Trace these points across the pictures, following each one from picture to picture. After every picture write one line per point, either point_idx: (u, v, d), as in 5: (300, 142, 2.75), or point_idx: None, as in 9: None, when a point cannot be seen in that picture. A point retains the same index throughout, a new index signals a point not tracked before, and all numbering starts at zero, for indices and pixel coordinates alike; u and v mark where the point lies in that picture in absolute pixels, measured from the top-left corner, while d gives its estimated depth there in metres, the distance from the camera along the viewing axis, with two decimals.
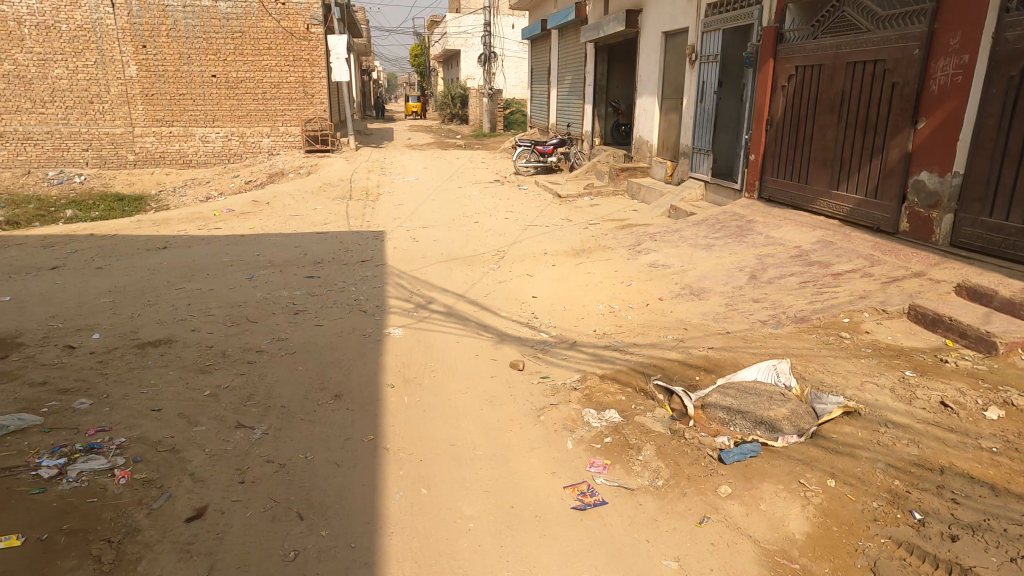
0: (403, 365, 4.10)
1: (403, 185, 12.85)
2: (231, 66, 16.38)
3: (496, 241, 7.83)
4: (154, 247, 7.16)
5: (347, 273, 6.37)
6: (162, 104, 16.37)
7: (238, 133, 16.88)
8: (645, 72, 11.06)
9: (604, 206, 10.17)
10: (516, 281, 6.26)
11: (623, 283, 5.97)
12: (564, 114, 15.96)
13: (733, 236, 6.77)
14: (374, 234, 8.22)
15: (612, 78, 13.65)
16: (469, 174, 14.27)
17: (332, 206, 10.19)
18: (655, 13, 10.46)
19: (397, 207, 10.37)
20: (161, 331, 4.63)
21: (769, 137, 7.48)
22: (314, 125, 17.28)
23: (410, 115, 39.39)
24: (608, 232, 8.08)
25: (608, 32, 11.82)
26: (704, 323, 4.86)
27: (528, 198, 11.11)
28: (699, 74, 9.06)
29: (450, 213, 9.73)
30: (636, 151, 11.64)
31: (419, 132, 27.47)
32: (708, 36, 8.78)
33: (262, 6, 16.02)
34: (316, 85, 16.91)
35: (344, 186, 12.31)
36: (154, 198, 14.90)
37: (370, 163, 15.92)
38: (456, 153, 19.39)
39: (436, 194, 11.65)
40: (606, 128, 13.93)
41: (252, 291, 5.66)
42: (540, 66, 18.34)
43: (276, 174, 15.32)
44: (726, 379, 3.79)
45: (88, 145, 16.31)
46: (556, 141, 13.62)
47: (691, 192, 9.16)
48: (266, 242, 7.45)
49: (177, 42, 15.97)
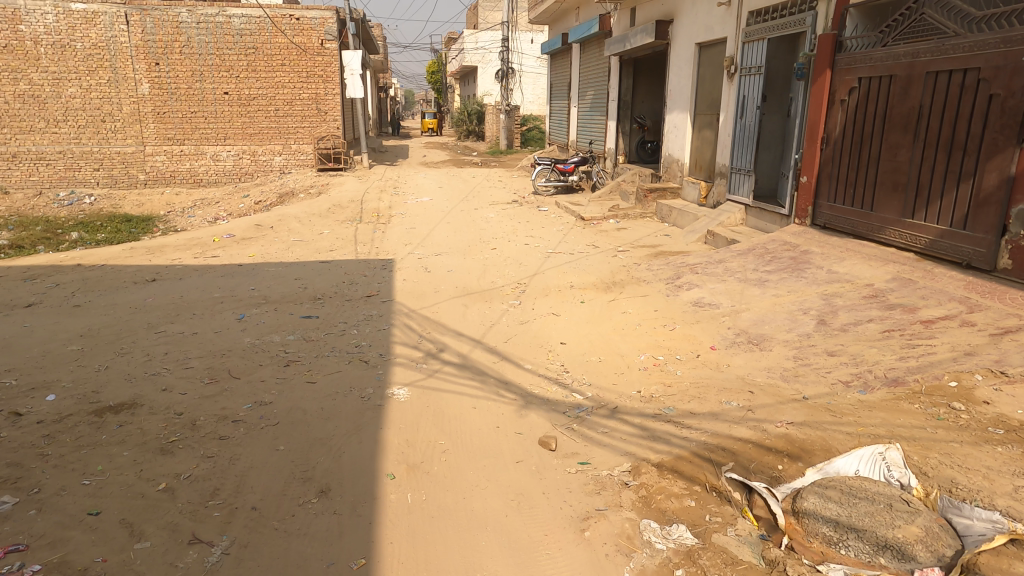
0: (408, 443, 3.34)
1: (417, 206, 12.21)
2: (244, 83, 16.01)
3: (516, 272, 7.07)
4: (143, 279, 6.53)
5: (348, 311, 5.66)
6: (174, 122, 16.04)
7: (249, 151, 16.47)
8: (675, 86, 10.32)
9: (632, 230, 9.39)
10: (540, 321, 5.49)
11: (664, 325, 5.17)
12: (586, 130, 15.26)
13: (788, 270, 5.94)
14: (383, 263, 7.52)
15: (638, 93, 12.93)
16: (486, 193, 13.62)
17: (340, 230, 9.55)
18: (688, 24, 9.76)
19: (409, 231, 9.70)
20: (127, 391, 3.92)
21: (824, 156, 6.68)
22: (327, 143, 16.70)
23: (425, 131, 39.17)
24: (640, 262, 7.30)
25: (634, 44, 11.15)
26: (771, 383, 4.03)
27: (549, 221, 10.38)
28: (739, 87, 8.30)
29: (466, 238, 9.02)
30: (665, 170, 10.88)
31: (434, 148, 27.05)
32: (750, 46, 8.03)
33: (276, 22, 15.66)
34: (329, 102, 16.46)
35: (355, 207, 11.70)
36: (162, 219, 14.50)
37: (383, 182, 15.38)
38: (472, 171, 18.80)
39: (451, 216, 10.97)
40: (631, 145, 13.19)
41: (241, 335, 4.96)
42: (559, 81, 17.74)
43: (286, 195, 14.84)
44: (819, 471, 2.94)
45: (99, 164, 16.02)
46: (578, 159, 12.93)
47: (730, 216, 8.36)
48: (263, 273, 6.79)
49: (190, 59, 15.68)
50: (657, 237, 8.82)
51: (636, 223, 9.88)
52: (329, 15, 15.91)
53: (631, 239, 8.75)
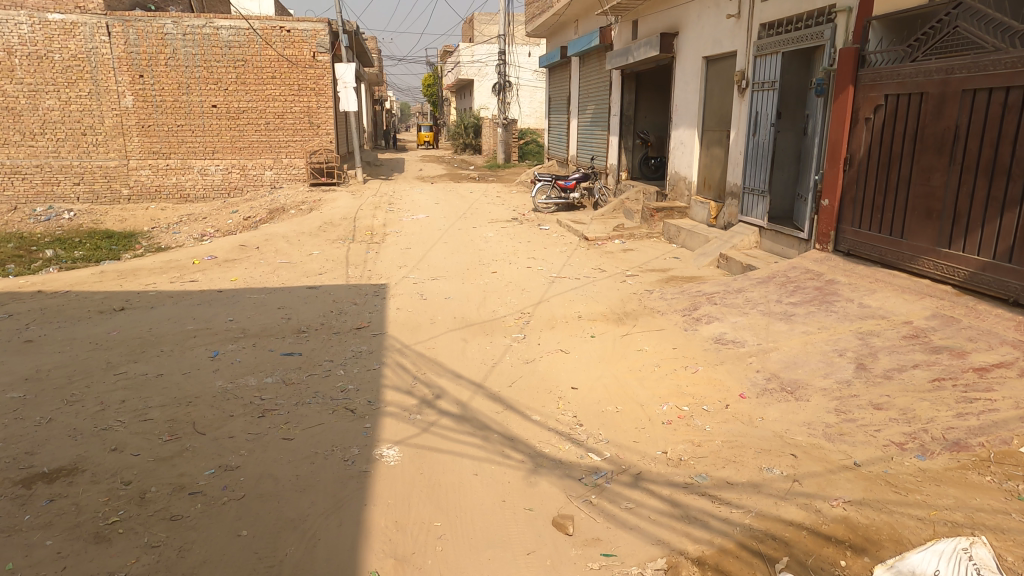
0: (398, 527, 2.81)
1: (412, 223, 11.79)
2: (233, 96, 15.60)
3: (517, 300, 6.56)
4: (111, 306, 6.05)
5: (334, 347, 5.14)
6: (159, 136, 15.65)
7: (239, 166, 16.06)
8: (682, 101, 9.88)
9: (639, 252, 8.92)
10: (547, 360, 4.98)
11: (683, 366, 4.67)
12: (587, 146, 14.86)
13: (815, 302, 5.45)
14: (375, 289, 7.01)
15: (641, 107, 12.51)
16: (483, 210, 13.20)
17: (329, 251, 9.08)
18: (694, 36, 9.31)
19: (403, 252, 9.21)
20: (68, 451, 3.39)
21: (848, 179, 6.18)
22: (319, 158, 16.38)
23: (422, 145, 38.93)
24: (650, 289, 6.83)
25: (637, 58, 10.76)
26: (814, 443, 3.50)
27: (551, 241, 9.93)
28: (752, 103, 7.85)
29: (462, 260, 8.54)
30: (671, 188, 10.44)
31: (431, 162, 26.71)
32: (763, 60, 7.57)
33: (266, 34, 15.29)
34: (321, 116, 16.08)
35: (347, 225, 11.28)
36: (146, 234, 14.18)
37: (377, 198, 14.95)
38: (469, 186, 18.39)
39: (447, 235, 10.52)
40: (634, 161, 12.77)
41: (212, 377, 4.43)
42: (559, 95, 17.38)
43: (276, 211, 14.43)
44: (889, 567, 2.39)
45: (79, 179, 15.64)
46: (580, 176, 12.53)
47: (744, 239, 7.94)
48: (244, 301, 6.29)
49: (176, 72, 15.27)
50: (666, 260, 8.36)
51: (643, 245, 9.43)
52: (321, 27, 15.55)
53: (639, 263, 8.28)
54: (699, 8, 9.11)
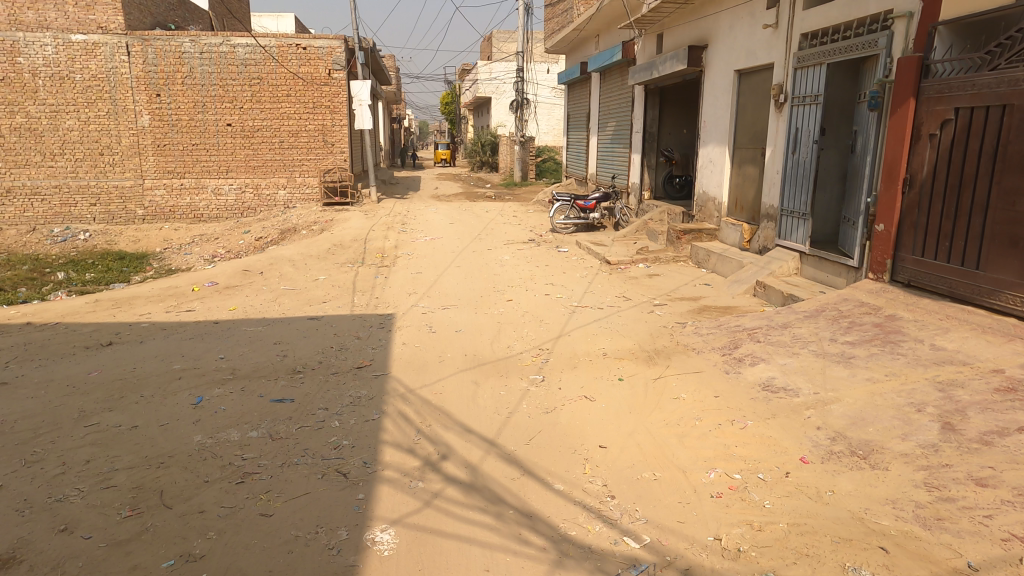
0: None
1: (424, 245, 11.32)
2: (248, 114, 15.43)
3: (535, 334, 5.97)
4: (98, 341, 5.60)
5: (330, 392, 4.60)
6: (174, 155, 15.48)
7: (252, 185, 15.83)
8: (711, 117, 9.32)
9: (666, 278, 8.29)
10: (569, 409, 4.37)
11: (728, 419, 4.02)
12: (607, 164, 14.34)
13: (876, 340, 4.74)
14: (381, 320, 6.48)
15: (664, 124, 11.99)
16: (500, 230, 12.71)
17: (336, 276, 8.63)
18: (725, 48, 8.78)
19: (414, 277, 8.71)
20: (7, 533, 2.86)
21: (908, 201, 5.51)
22: (333, 176, 16.09)
23: (438, 163, 38.86)
24: (683, 322, 6.20)
25: (663, 72, 10.24)
26: (905, 531, 2.81)
27: (571, 265, 9.35)
28: (792, 118, 7.27)
29: (476, 287, 8.00)
30: (699, 209, 9.83)
31: (446, 180, 26.40)
32: (805, 72, 7.00)
33: (282, 52, 15.15)
34: (336, 134, 15.83)
35: (357, 247, 10.86)
36: (158, 255, 13.97)
37: (391, 218, 14.57)
38: (485, 205, 17.95)
39: (461, 258, 10.02)
40: (657, 180, 12.20)
41: (191, 429, 3.91)
42: (578, 112, 16.94)
43: (288, 231, 14.21)
44: None
45: (96, 199, 15.47)
46: (600, 195, 12.01)
47: (782, 265, 7.29)
48: (239, 336, 5.81)
49: (193, 90, 15.14)
50: (695, 287, 7.72)
51: (669, 269, 8.80)
52: (337, 44, 15.35)
53: (668, 290, 7.65)
54: (731, 18, 8.60)
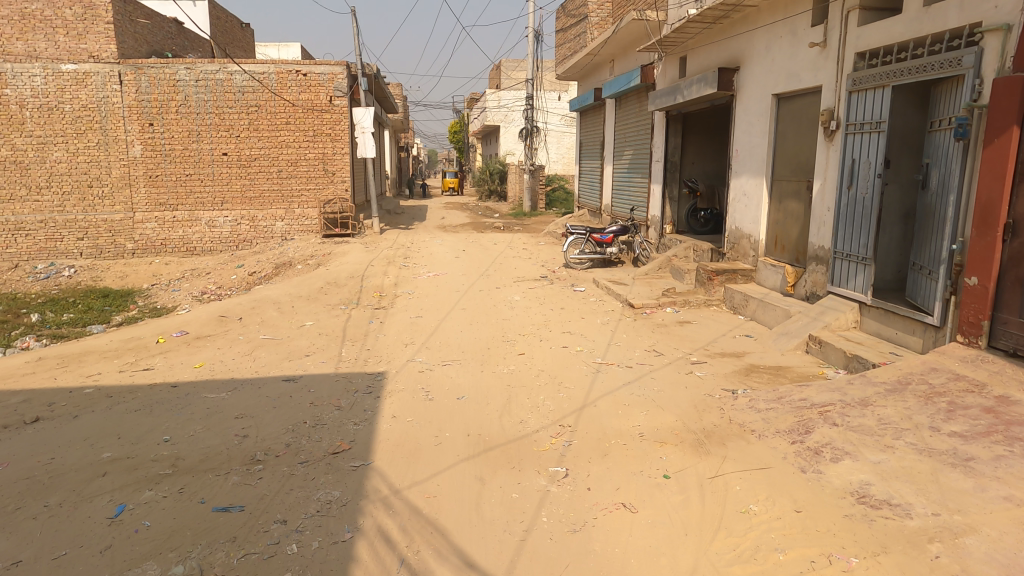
0: None
1: (426, 283, 10.45)
2: (244, 143, 14.94)
3: (552, 404, 4.91)
4: (23, 419, 4.68)
5: (292, 496, 3.57)
6: (167, 187, 15.01)
7: (248, 217, 15.36)
8: (746, 146, 8.43)
9: (700, 327, 7.27)
10: (604, 526, 3.29)
11: (821, 552, 2.96)
12: (624, 194, 13.47)
13: (997, 432, 3.65)
14: (370, 381, 5.48)
15: (687, 153, 11.13)
16: (508, 266, 11.83)
17: (324, 323, 7.73)
18: (762, 70, 7.93)
19: (411, 322, 7.78)
20: None
21: (1010, 250, 4.51)
22: (333, 207, 15.36)
23: (446, 191, 38.51)
24: (729, 389, 5.16)
25: (688, 96, 9.42)
26: None
27: (588, 307, 8.37)
28: (847, 148, 6.33)
29: (481, 334, 7.02)
30: (731, 246, 8.87)
31: (453, 209, 25.77)
32: (862, 96, 6.08)
33: (281, 79, 14.71)
34: (336, 163, 15.28)
35: (353, 285, 10.02)
36: (144, 292, 13.45)
37: (392, 251, 13.83)
38: (493, 235, 17.18)
39: (465, 298, 9.10)
40: (680, 213, 11.29)
41: (94, 565, 2.91)
42: (591, 140, 16.20)
43: (283, 265, 13.70)
44: None
45: (83, 233, 15.03)
46: (618, 228, 11.15)
47: (838, 317, 6.27)
48: (195, 407, 4.85)
49: (187, 119, 14.67)
50: (735, 341, 6.70)
51: (702, 316, 7.79)
52: (338, 70, 14.91)
53: (703, 343, 6.63)
54: (768, 37, 7.77)
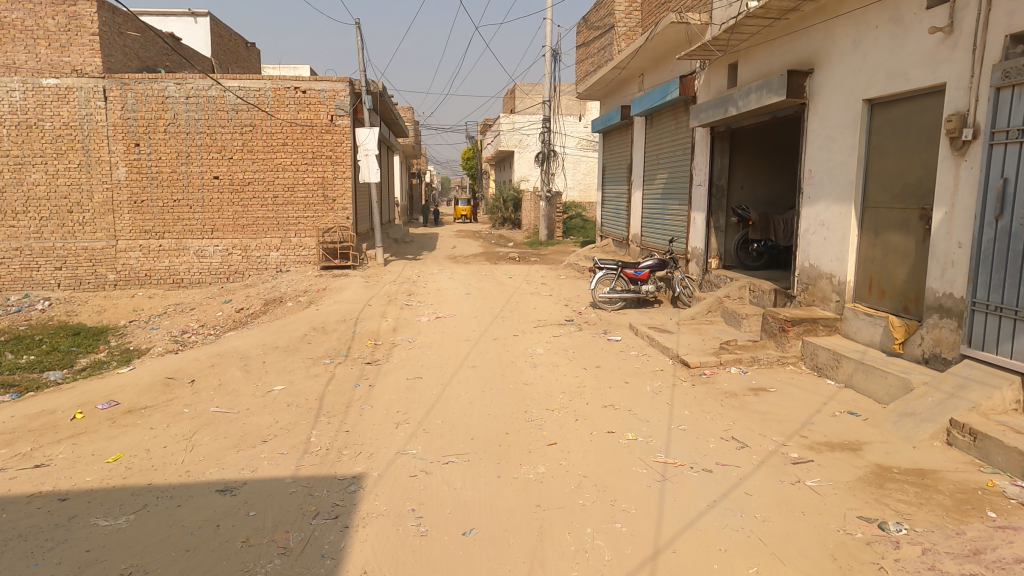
0: None
1: (430, 328, 8.88)
2: (238, 165, 13.99)
3: (608, 548, 3.23)
4: None
5: None
6: (152, 214, 14.04)
7: (240, 246, 14.33)
8: (824, 165, 6.82)
9: (783, 399, 5.54)
10: None
11: None
12: (657, 224, 11.97)
13: None
14: (338, 495, 3.81)
15: (736, 176, 9.66)
16: (526, 305, 10.27)
17: (298, 386, 6.14)
18: (847, 70, 6.37)
19: (407, 386, 6.17)
20: None
21: None
22: (333, 236, 14.45)
23: (458, 219, 37.48)
24: (872, 520, 3.41)
25: (744, 107, 7.91)
26: None
27: (630, 364, 6.72)
28: (991, 164, 4.69)
29: (496, 409, 5.37)
30: (805, 287, 7.20)
31: (464, 237, 24.44)
32: (1017, 93, 4.47)
33: (279, 96, 13.81)
34: (337, 188, 14.28)
35: (344, 330, 8.52)
36: (119, 329, 12.03)
37: (396, 286, 12.39)
38: (507, 267, 15.71)
39: (476, 349, 7.49)
40: (727, 245, 9.83)
41: None
42: (616, 163, 14.79)
43: (272, 302, 12.35)
44: None
45: (62, 263, 14.06)
46: (654, 263, 9.79)
47: (991, 396, 4.46)
48: (71, 548, 3.20)
49: (176, 139, 13.77)
50: (838, 423, 4.96)
51: (779, 381, 6.07)
52: (339, 86, 13.96)
53: (796, 425, 4.91)
54: (855, 29, 6.23)
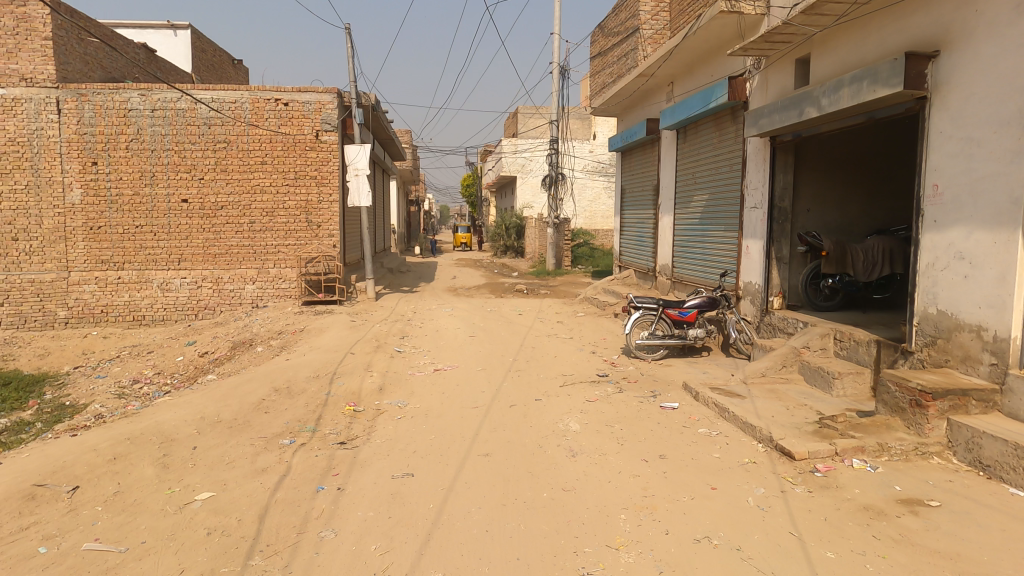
0: None
1: (426, 386, 6.97)
2: (210, 187, 12.37)
3: None
4: None
5: None
6: (110, 242, 12.37)
7: (211, 277, 12.60)
8: (961, 176, 5.07)
9: (966, 525, 3.62)
10: None
11: None
12: (694, 254, 10.29)
13: None
14: None
15: (801, 196, 7.96)
16: (545, 352, 8.43)
17: (233, 493, 4.22)
18: (1002, 47, 4.68)
19: (391, 493, 4.24)
20: None
21: None
22: (316, 267, 12.67)
23: (459, 246, 35.96)
24: None
25: (831, 106, 6.24)
26: None
27: (703, 451, 4.85)
28: None
29: (526, 546, 3.46)
30: (933, 341, 5.38)
31: (465, 267, 22.74)
32: None
33: (257, 108, 12.27)
34: (322, 213, 12.65)
35: (315, 392, 6.67)
36: (60, 378, 10.05)
37: (388, 326, 10.57)
38: (515, 302, 13.90)
39: (487, 423, 5.59)
40: (793, 280, 8.10)
41: None
42: (638, 185, 13.17)
43: (241, 345, 10.52)
44: None
45: (5, 297, 12.28)
46: (701, 302, 8.00)
47: None
48: None
49: (139, 157, 12.20)
50: None
51: (935, 487, 4.14)
52: (327, 98, 12.44)
53: None
54: None
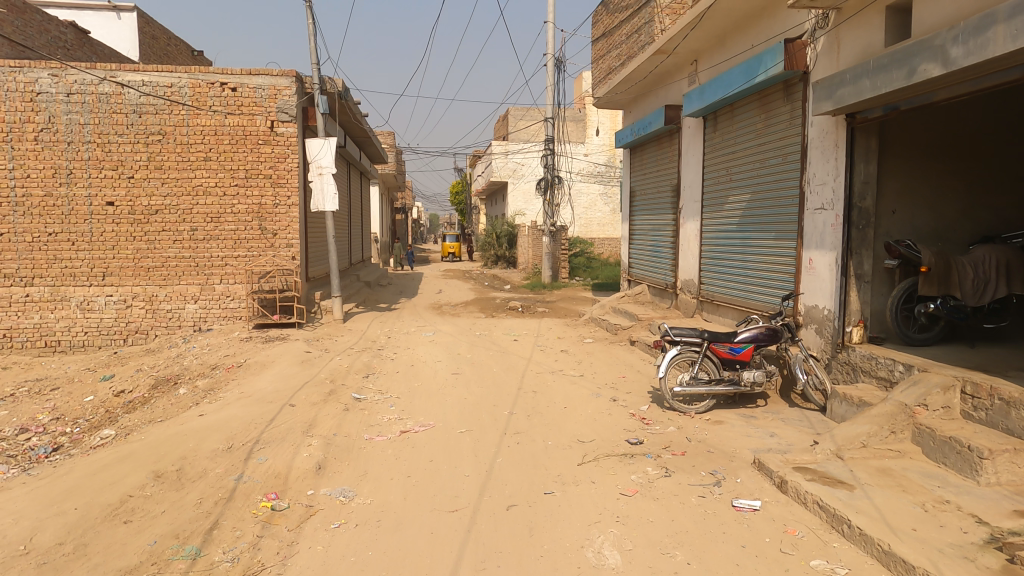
0: None
1: (383, 464, 4.87)
2: (141, 187, 10.24)
3: None
4: None
5: None
6: (17, 253, 10.17)
7: (145, 295, 10.44)
8: None
9: None
10: None
11: None
12: (730, 269, 8.33)
13: None
14: None
15: (886, 193, 6.00)
16: (549, 400, 6.38)
17: None
18: None
19: None
20: None
21: None
22: (271, 283, 10.45)
23: (447, 256, 33.92)
24: None
25: (969, 56, 4.28)
26: None
27: None
28: None
29: None
30: None
31: (452, 279, 20.68)
32: None
33: (197, 93, 10.16)
34: (278, 219, 10.55)
35: (218, 479, 4.54)
36: None
37: (350, 358, 8.47)
38: (508, 322, 11.84)
39: (468, 551, 3.50)
40: (876, 304, 6.14)
41: None
42: (652, 186, 11.23)
43: (166, 382, 8.35)
44: None
45: None
46: (756, 334, 5.98)
47: None
48: None
49: (51, 150, 10.05)
50: None
51: None
52: (284, 82, 10.40)
53: None
54: None
